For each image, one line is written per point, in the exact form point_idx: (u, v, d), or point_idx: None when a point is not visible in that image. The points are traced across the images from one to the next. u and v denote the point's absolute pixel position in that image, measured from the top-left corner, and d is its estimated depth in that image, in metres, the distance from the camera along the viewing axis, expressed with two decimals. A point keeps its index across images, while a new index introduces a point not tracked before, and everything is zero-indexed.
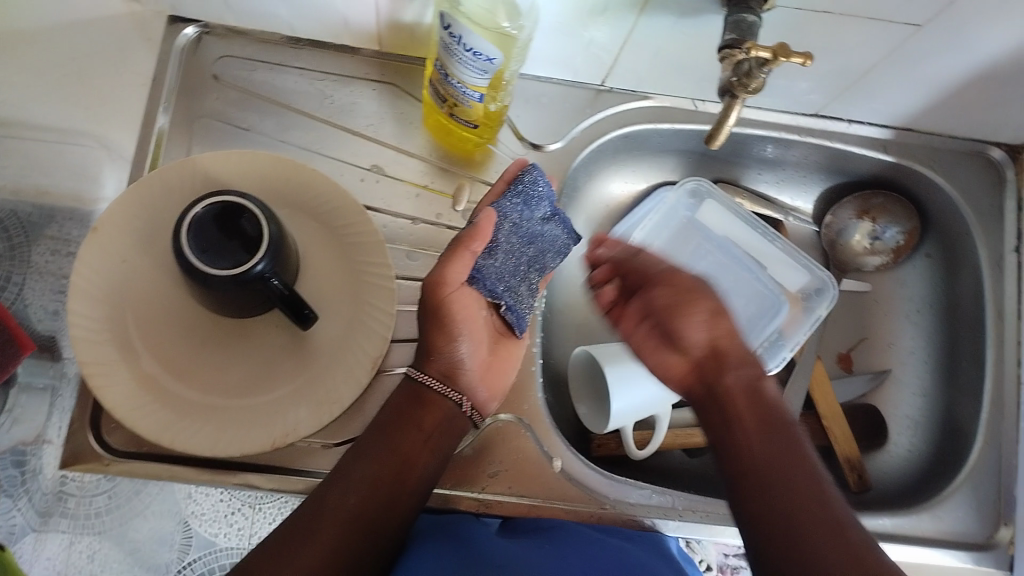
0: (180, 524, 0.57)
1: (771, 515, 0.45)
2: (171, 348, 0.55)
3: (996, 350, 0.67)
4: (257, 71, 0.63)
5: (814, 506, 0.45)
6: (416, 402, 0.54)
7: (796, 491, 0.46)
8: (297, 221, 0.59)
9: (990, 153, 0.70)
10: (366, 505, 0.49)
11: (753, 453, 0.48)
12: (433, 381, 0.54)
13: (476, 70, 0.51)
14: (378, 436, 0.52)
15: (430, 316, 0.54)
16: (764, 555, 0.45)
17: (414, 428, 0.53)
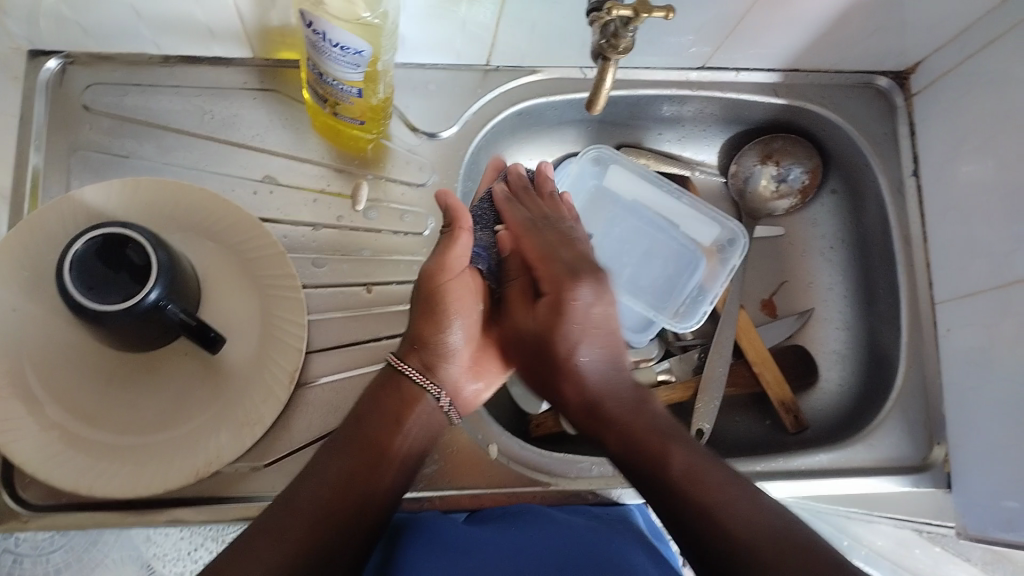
0: (144, 567, 0.63)
1: (688, 501, 0.46)
2: (75, 391, 0.53)
3: (908, 274, 0.68)
4: (129, 95, 0.61)
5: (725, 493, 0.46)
6: (397, 394, 0.52)
7: (709, 492, 0.46)
8: (193, 243, 0.57)
9: (878, 83, 0.71)
10: (339, 502, 0.46)
11: (668, 459, 0.48)
12: (412, 373, 0.53)
13: (349, 65, 0.50)
14: (347, 438, 0.50)
15: (421, 304, 0.54)
16: (699, 537, 0.45)
17: (388, 422, 0.51)
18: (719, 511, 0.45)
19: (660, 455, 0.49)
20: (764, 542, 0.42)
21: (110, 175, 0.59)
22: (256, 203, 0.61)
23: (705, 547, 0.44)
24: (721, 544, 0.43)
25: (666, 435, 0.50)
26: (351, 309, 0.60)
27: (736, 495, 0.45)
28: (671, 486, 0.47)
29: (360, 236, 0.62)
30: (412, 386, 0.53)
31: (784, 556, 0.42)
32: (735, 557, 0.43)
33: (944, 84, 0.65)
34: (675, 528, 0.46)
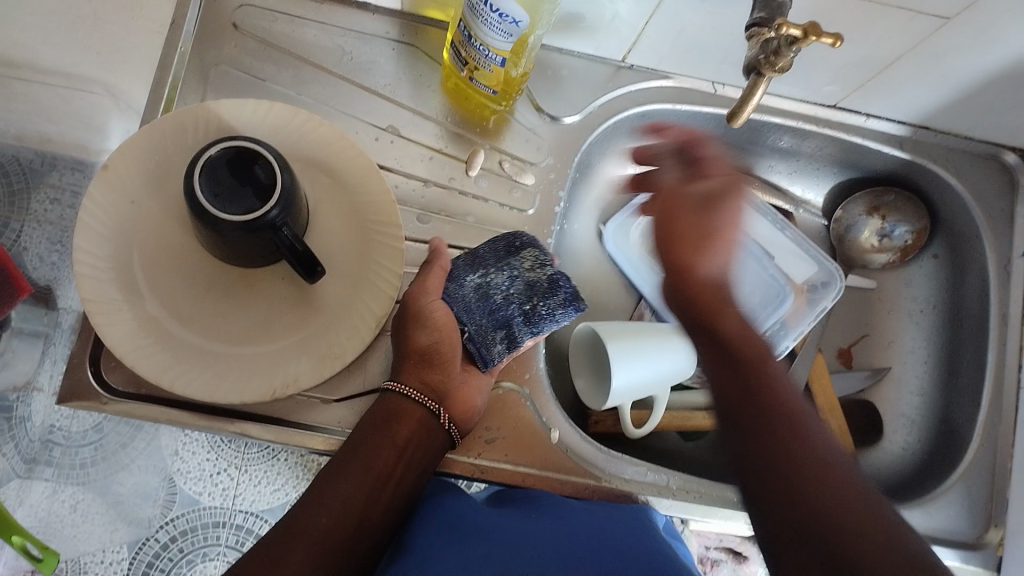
0: (166, 481, 0.68)
1: (772, 398, 0.42)
2: (173, 291, 0.54)
3: (998, 354, 0.67)
4: (276, 22, 0.62)
5: (790, 407, 0.41)
6: (392, 412, 0.52)
7: (766, 379, 0.43)
8: (309, 175, 0.58)
9: (1005, 158, 0.70)
10: (341, 520, 0.47)
11: (721, 323, 0.46)
12: (412, 392, 0.53)
13: (500, 33, 0.51)
14: (351, 454, 0.50)
15: (404, 325, 0.55)
16: (739, 419, 0.42)
17: (388, 443, 0.51)
18: (806, 431, 0.40)
19: (770, 369, 0.44)
20: (806, 453, 0.39)
21: (244, 94, 0.61)
22: (375, 149, 0.62)
23: (747, 436, 0.41)
24: (783, 464, 0.39)
25: (742, 340, 0.45)
26: None
27: (801, 405, 0.42)
28: (763, 405, 0.42)
29: (466, 201, 0.62)
30: (406, 401, 0.53)
31: (824, 468, 0.38)
32: (770, 442, 0.40)
33: None
34: (728, 411, 0.43)
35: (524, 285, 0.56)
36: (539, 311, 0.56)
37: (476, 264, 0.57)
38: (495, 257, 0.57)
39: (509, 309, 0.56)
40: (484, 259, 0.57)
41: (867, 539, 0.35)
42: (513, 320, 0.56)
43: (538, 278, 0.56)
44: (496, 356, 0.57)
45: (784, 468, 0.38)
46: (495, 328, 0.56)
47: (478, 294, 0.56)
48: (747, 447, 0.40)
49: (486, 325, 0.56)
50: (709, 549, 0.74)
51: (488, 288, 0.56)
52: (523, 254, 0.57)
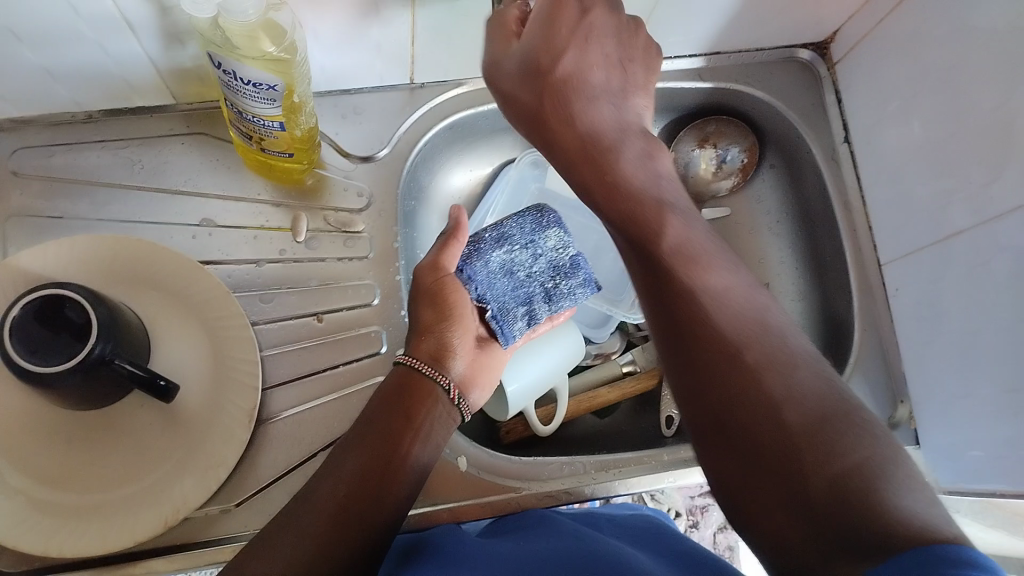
0: None
1: (693, 335, 0.41)
2: (31, 457, 0.52)
3: (853, 238, 0.69)
4: (55, 155, 0.60)
5: (725, 342, 0.40)
6: (407, 387, 0.52)
7: (699, 313, 0.42)
8: (137, 295, 0.57)
9: (800, 56, 0.72)
10: (344, 513, 0.45)
11: (652, 233, 0.45)
12: (424, 365, 0.53)
13: (264, 100, 0.51)
14: (365, 430, 0.49)
15: (422, 298, 0.55)
16: (690, 358, 0.41)
17: (402, 419, 0.50)
18: (712, 349, 0.40)
19: (681, 276, 0.43)
20: (747, 389, 0.38)
21: (44, 237, 0.59)
22: (196, 247, 0.60)
23: (705, 385, 0.40)
24: (722, 379, 0.39)
25: (682, 250, 0.44)
26: (304, 341, 0.60)
27: (725, 326, 0.41)
28: (702, 339, 0.41)
29: (305, 267, 0.62)
30: (424, 377, 0.52)
31: (758, 403, 0.38)
32: (732, 387, 0.39)
33: (864, 49, 0.67)
34: (679, 356, 0.42)
35: (547, 264, 0.60)
36: (560, 289, 0.60)
37: (505, 240, 0.58)
38: (523, 233, 0.59)
39: (530, 289, 0.59)
40: (511, 235, 0.59)
41: (763, 428, 0.37)
42: (535, 300, 0.59)
43: (559, 256, 0.60)
44: (517, 335, 0.58)
45: (749, 412, 0.38)
46: (519, 305, 0.58)
47: (502, 273, 0.58)
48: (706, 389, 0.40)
49: (508, 303, 0.58)
50: (694, 499, 0.79)
51: (512, 265, 0.58)
52: (547, 232, 0.60)
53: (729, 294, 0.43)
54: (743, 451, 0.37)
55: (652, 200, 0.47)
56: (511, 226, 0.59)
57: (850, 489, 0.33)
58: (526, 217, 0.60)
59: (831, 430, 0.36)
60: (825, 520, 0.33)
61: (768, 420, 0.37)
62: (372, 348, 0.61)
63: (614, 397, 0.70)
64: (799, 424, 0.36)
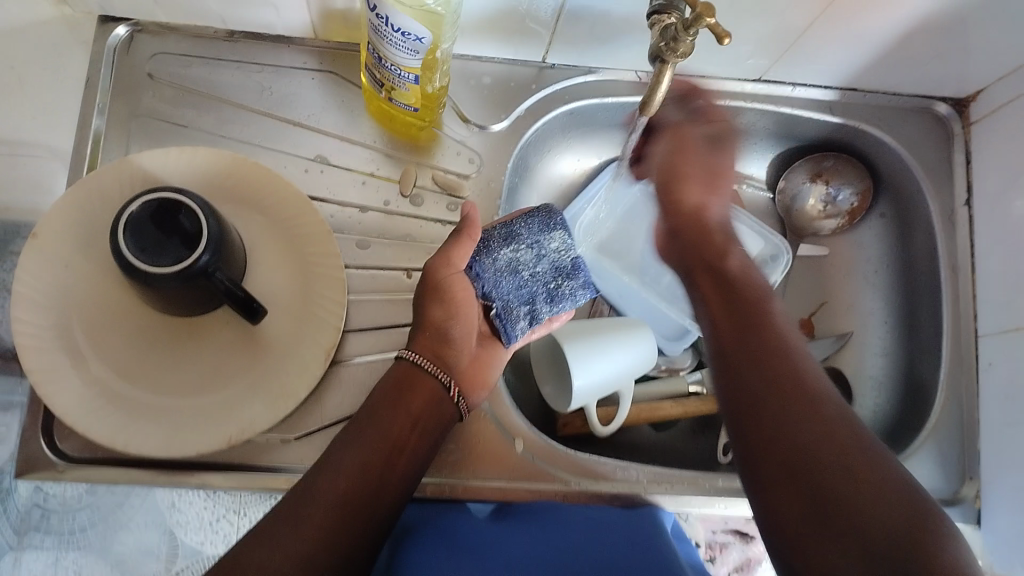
0: (166, 535, 0.57)
1: (748, 393, 0.46)
2: (118, 351, 0.54)
3: (953, 304, 0.67)
4: (191, 66, 0.62)
5: (791, 384, 0.45)
6: (407, 384, 0.53)
7: (769, 358, 0.47)
8: (244, 216, 0.58)
9: (936, 109, 0.70)
10: (354, 499, 0.46)
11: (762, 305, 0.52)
12: (426, 362, 0.54)
13: (407, 51, 0.51)
14: (363, 423, 0.50)
15: (426, 292, 0.55)
16: (743, 414, 0.45)
17: (403, 411, 0.51)
18: (793, 388, 0.44)
19: (774, 338, 0.48)
20: (811, 429, 0.42)
21: (165, 142, 0.60)
22: (306, 181, 0.61)
23: (754, 435, 0.44)
24: (790, 417, 0.43)
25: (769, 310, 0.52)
26: (390, 292, 0.61)
27: (803, 368, 0.46)
28: (779, 375, 0.46)
29: (405, 222, 0.62)
30: (425, 373, 0.54)
31: (830, 446, 0.41)
32: (768, 428, 0.43)
33: (1006, 113, 0.65)
34: (728, 403, 0.47)
35: (551, 265, 0.58)
36: (562, 290, 0.59)
37: (513, 239, 0.57)
38: (531, 232, 0.57)
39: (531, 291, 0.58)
40: (519, 233, 0.57)
41: (839, 482, 0.39)
42: (542, 299, 0.58)
43: (563, 259, 0.59)
44: (518, 333, 0.59)
45: (819, 470, 0.40)
46: (522, 305, 0.58)
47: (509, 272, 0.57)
48: (761, 467, 0.42)
49: (513, 302, 0.57)
50: None
51: (518, 265, 0.57)
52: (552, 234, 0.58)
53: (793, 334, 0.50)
54: (821, 496, 0.39)
55: (755, 281, 0.55)
56: (520, 224, 0.58)
57: (919, 542, 0.36)
58: (534, 215, 0.58)
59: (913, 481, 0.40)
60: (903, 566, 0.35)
61: (844, 464, 0.40)
62: None
63: (676, 414, 0.69)
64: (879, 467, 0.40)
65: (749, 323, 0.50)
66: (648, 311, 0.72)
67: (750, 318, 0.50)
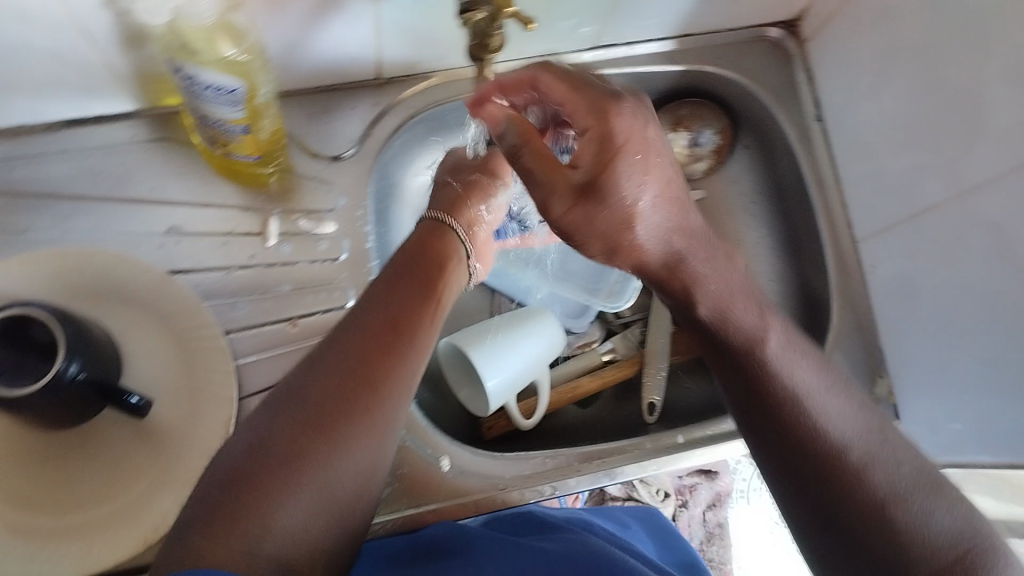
0: None
1: (757, 423, 0.46)
2: (4, 482, 0.51)
3: (827, 217, 0.69)
4: (13, 168, 0.58)
5: (802, 418, 0.44)
6: (436, 236, 0.54)
7: (772, 390, 0.46)
8: (106, 310, 0.56)
9: (769, 35, 0.72)
10: (325, 423, 0.41)
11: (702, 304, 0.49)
12: (455, 227, 0.56)
13: (227, 105, 0.49)
14: (372, 303, 0.47)
15: (474, 171, 0.60)
16: (766, 451, 0.45)
17: (415, 288, 0.49)
18: (784, 403, 0.45)
19: (757, 367, 0.47)
20: (837, 472, 0.42)
21: (6, 253, 0.57)
22: (164, 257, 0.59)
23: (787, 481, 0.44)
24: (801, 424, 0.44)
25: (720, 315, 0.49)
26: (279, 346, 0.59)
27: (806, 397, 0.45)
28: (774, 412, 0.45)
29: (278, 272, 0.61)
30: (453, 240, 0.55)
31: (853, 486, 0.41)
32: (800, 467, 0.43)
33: (833, 25, 0.66)
34: (747, 432, 0.47)
35: None
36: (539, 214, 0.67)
37: None
38: None
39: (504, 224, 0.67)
40: None
41: (866, 522, 0.40)
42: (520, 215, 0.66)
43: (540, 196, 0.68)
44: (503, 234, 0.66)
45: (858, 519, 0.41)
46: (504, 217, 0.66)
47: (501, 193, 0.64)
48: (805, 508, 0.43)
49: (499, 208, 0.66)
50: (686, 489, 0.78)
51: None
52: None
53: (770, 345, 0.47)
54: (835, 497, 0.41)
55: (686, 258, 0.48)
56: None
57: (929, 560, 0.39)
58: None
59: (926, 474, 0.42)
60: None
61: (866, 508, 0.41)
62: None
63: (596, 386, 0.71)
64: (883, 455, 0.42)
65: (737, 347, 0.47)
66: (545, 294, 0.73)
67: (735, 342, 0.48)
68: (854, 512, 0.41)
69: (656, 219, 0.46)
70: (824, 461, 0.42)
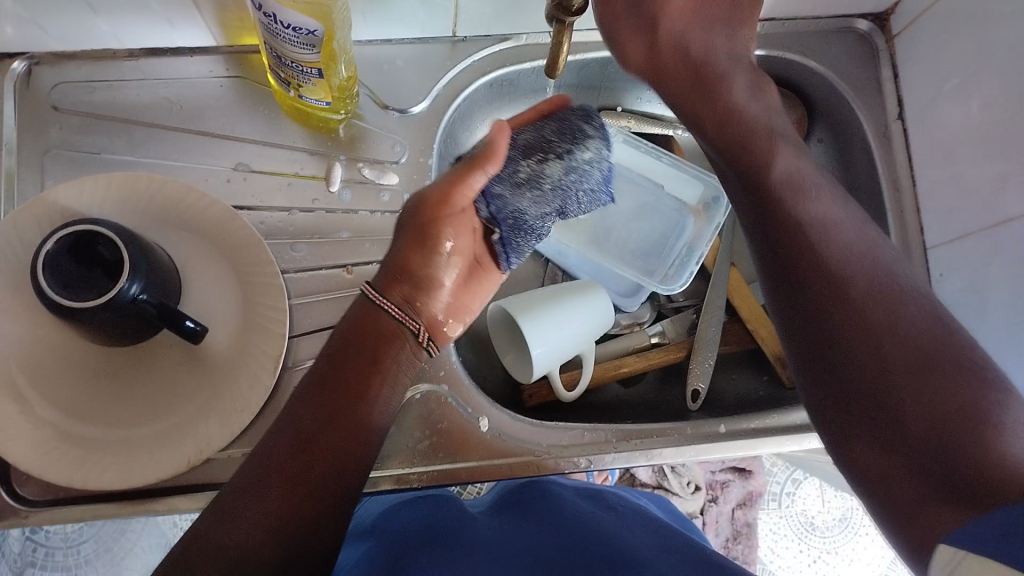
0: None
1: (802, 283, 0.47)
2: (63, 389, 0.53)
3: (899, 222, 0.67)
4: (97, 91, 0.60)
5: (874, 293, 0.44)
6: (370, 328, 0.51)
7: (801, 234, 0.48)
8: (170, 236, 0.57)
9: (857, 27, 0.70)
10: (279, 522, 0.43)
11: (769, 161, 0.50)
12: (392, 307, 0.51)
13: (303, 46, 0.50)
14: (320, 380, 0.48)
15: (420, 230, 0.51)
16: (809, 329, 0.46)
17: (366, 358, 0.50)
18: (851, 297, 0.45)
19: (788, 207, 0.49)
20: (897, 346, 0.42)
21: (83, 173, 0.59)
22: (230, 191, 0.61)
23: (830, 353, 0.45)
24: (851, 340, 0.44)
25: (792, 179, 0.50)
26: (332, 291, 0.60)
27: (838, 249, 0.46)
28: (793, 244, 0.47)
29: (337, 218, 0.62)
30: (389, 322, 0.51)
31: (901, 349, 0.42)
32: (821, 321, 0.45)
33: (925, 22, 0.64)
34: (779, 286, 0.48)
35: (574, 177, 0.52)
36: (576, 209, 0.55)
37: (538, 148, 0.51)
38: (563, 143, 0.51)
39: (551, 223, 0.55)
40: (544, 141, 0.51)
41: (949, 403, 0.40)
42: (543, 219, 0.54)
43: (591, 172, 0.53)
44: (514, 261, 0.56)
45: (901, 390, 0.41)
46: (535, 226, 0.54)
47: (528, 189, 0.51)
48: (835, 371, 0.44)
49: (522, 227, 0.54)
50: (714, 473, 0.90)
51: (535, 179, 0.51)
52: (585, 141, 0.52)
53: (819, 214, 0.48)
54: (868, 391, 0.42)
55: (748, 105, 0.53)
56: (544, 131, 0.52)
57: (978, 436, 0.38)
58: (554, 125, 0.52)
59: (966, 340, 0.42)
60: (958, 472, 0.38)
61: (914, 383, 0.41)
62: None
63: (640, 367, 0.70)
64: (938, 349, 0.42)
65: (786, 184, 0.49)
66: (598, 273, 0.72)
67: (779, 223, 0.49)
68: (915, 410, 0.40)
69: (743, 92, 0.53)
70: (881, 367, 0.42)
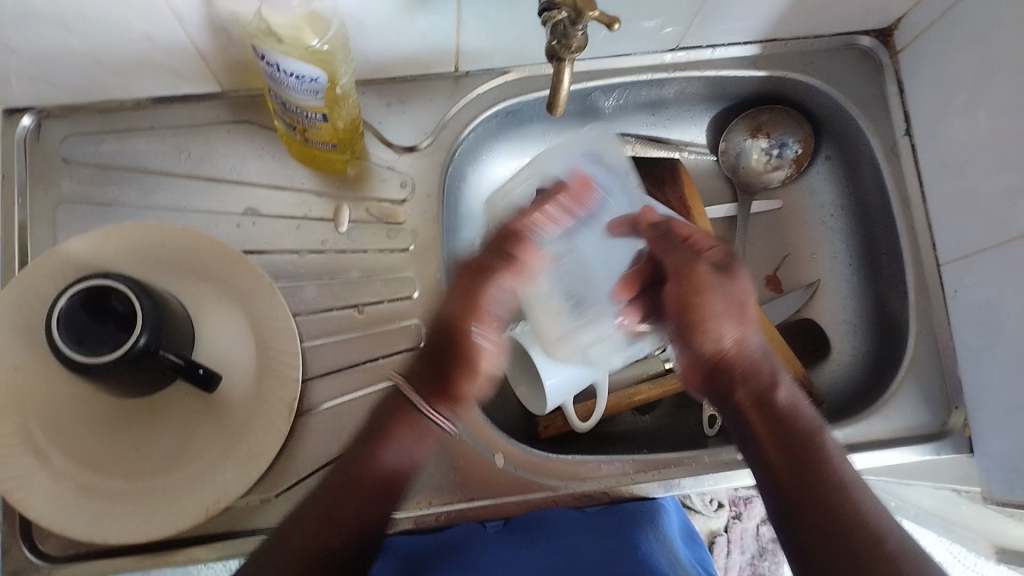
0: None
1: (791, 481, 0.49)
2: (81, 442, 0.53)
3: (911, 237, 0.67)
4: (106, 142, 0.61)
5: (837, 505, 0.47)
6: (398, 415, 0.56)
7: (801, 454, 0.50)
8: (182, 283, 0.57)
9: (861, 43, 0.69)
10: None
11: (774, 395, 0.53)
12: (420, 402, 0.56)
13: (307, 93, 0.50)
14: (331, 482, 0.52)
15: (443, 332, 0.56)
16: (793, 513, 0.48)
17: (389, 437, 0.54)
18: (828, 511, 0.47)
19: (795, 426, 0.51)
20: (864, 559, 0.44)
21: (94, 224, 0.59)
22: (240, 236, 0.61)
23: (812, 541, 0.46)
24: (820, 546, 0.46)
25: (791, 407, 0.52)
26: (345, 332, 0.60)
27: (837, 473, 0.49)
28: (802, 453, 0.50)
29: (347, 258, 0.62)
30: (416, 413, 0.56)
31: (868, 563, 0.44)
32: (800, 515, 0.48)
33: (928, 37, 0.64)
34: (769, 486, 0.50)
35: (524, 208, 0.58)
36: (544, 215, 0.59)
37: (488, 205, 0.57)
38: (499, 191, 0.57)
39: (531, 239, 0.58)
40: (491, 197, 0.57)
41: None
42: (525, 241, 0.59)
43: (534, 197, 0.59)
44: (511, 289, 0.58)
45: None
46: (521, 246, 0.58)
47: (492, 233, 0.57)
48: (816, 551, 0.46)
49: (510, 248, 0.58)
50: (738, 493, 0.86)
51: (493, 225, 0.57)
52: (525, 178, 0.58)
53: (829, 430, 0.52)
54: None
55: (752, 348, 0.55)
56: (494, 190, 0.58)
57: None
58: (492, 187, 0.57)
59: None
60: None
61: None
62: (409, 343, 0.61)
63: (656, 394, 0.70)
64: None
65: (782, 413, 0.52)
66: None
67: (785, 436, 0.51)
68: None
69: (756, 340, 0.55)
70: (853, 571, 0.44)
